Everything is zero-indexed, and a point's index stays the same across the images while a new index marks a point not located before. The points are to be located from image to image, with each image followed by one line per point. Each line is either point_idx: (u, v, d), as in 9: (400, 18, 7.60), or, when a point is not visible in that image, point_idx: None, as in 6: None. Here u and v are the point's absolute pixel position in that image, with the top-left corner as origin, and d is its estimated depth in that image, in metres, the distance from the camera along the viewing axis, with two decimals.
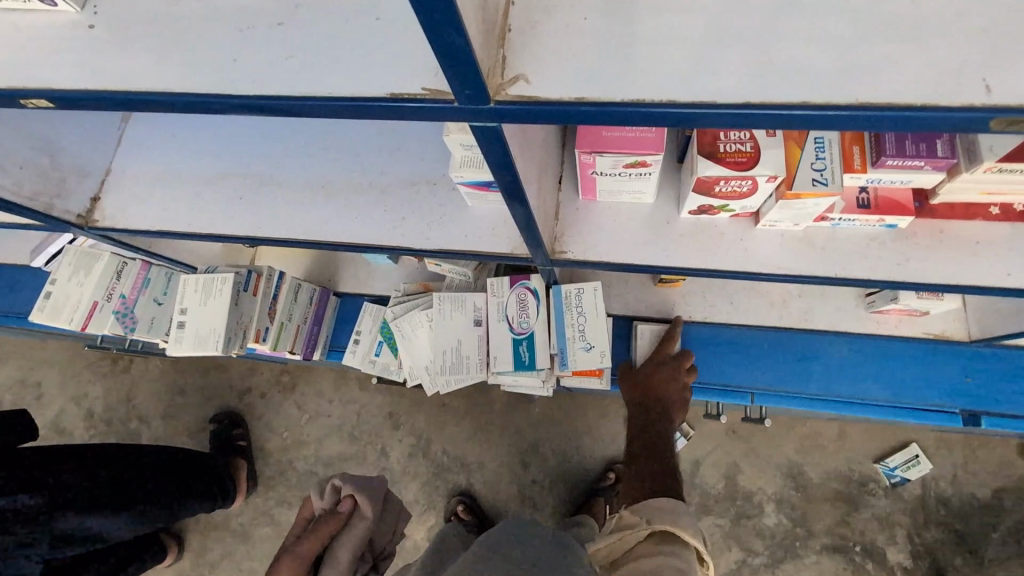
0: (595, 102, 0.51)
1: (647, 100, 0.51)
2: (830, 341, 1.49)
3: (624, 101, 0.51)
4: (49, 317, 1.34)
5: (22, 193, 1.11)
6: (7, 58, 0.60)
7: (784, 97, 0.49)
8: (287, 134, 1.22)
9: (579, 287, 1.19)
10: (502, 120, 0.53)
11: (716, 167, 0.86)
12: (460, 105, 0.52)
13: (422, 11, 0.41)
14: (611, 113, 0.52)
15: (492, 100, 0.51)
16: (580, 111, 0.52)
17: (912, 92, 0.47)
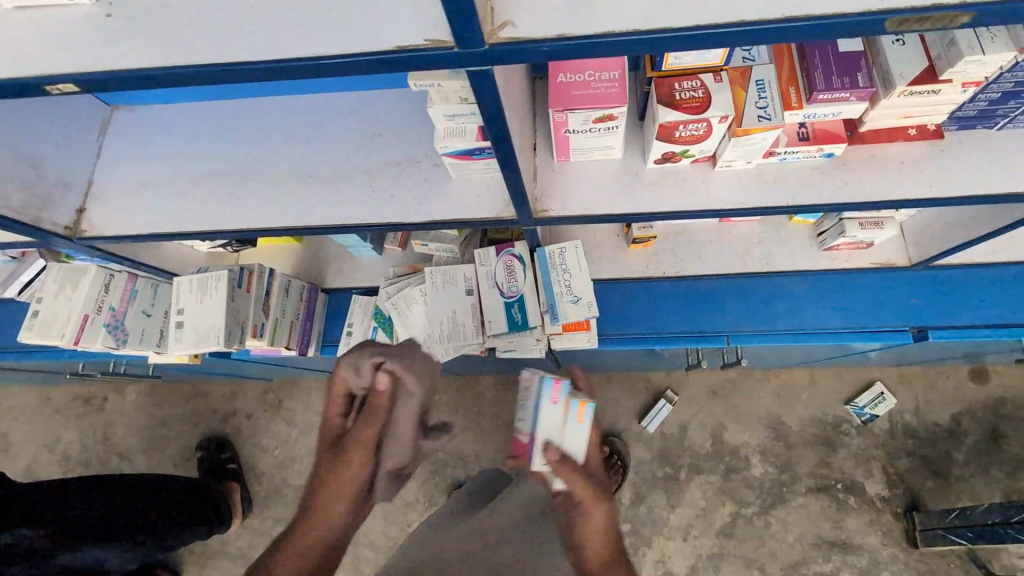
0: (573, 37, 0.60)
1: (615, 31, 0.60)
2: (791, 280, 1.63)
3: (597, 34, 0.60)
4: (40, 335, 1.34)
5: (11, 206, 1.10)
6: (29, 50, 0.65)
7: (728, 18, 0.59)
8: (270, 131, 1.27)
9: (561, 247, 1.28)
10: (495, 61, 0.61)
11: (674, 113, 0.97)
12: (459, 50, 0.59)
13: None
14: (587, 46, 0.61)
15: (486, 42, 0.59)
16: (561, 46, 0.60)
17: (829, 4, 0.58)
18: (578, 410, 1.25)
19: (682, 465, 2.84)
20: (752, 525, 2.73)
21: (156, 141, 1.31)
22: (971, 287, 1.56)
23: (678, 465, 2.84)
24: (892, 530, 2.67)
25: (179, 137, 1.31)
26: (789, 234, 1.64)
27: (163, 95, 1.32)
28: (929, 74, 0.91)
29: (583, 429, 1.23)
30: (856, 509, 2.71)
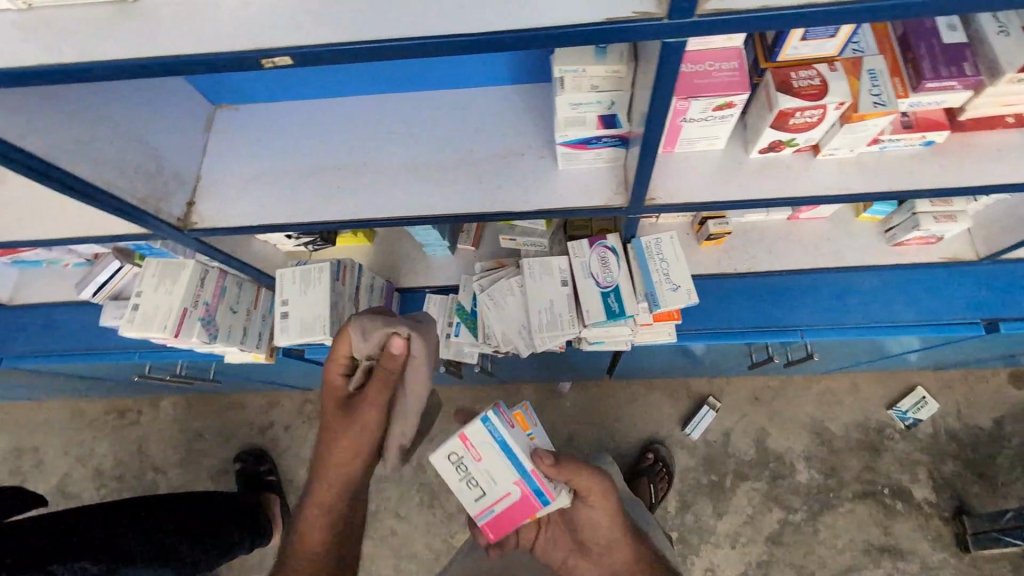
0: (776, 8, 0.65)
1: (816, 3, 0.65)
2: (861, 277, 1.68)
3: (799, 4, 0.65)
4: (140, 327, 1.35)
5: (137, 196, 1.14)
6: (253, 26, 0.71)
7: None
8: (374, 127, 1.32)
9: (657, 238, 1.33)
10: (698, 30, 0.67)
11: (794, 99, 1.02)
12: (670, 20, 0.64)
13: None
14: (788, 15, 0.66)
15: (697, 13, 0.64)
16: (764, 16, 0.66)
17: None
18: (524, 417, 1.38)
19: (727, 472, 2.83)
20: (801, 532, 2.71)
21: (261, 138, 1.35)
22: None
23: (723, 472, 2.83)
24: (941, 535, 2.65)
25: (282, 134, 1.36)
26: (855, 231, 1.69)
27: (267, 93, 1.37)
28: None
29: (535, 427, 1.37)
30: (904, 514, 2.70)
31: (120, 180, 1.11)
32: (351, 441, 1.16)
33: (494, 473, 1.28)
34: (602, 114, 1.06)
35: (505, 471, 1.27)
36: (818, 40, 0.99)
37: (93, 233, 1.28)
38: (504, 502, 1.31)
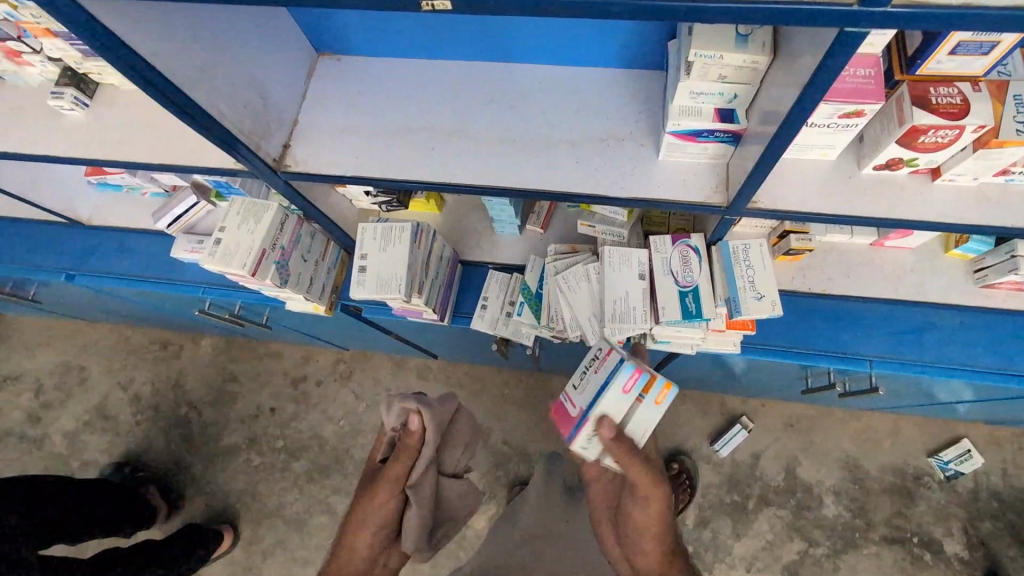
0: (980, 7, 0.60)
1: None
2: (942, 314, 1.60)
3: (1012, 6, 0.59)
4: (221, 261, 1.38)
5: (242, 130, 1.16)
6: None
7: None
8: (472, 93, 1.32)
9: (745, 243, 1.29)
10: (885, 23, 0.62)
11: (931, 116, 0.97)
12: (860, 7, 0.60)
13: None
14: (995, 18, 0.60)
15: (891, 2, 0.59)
16: (966, 14, 0.60)
17: None
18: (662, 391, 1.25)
19: (751, 494, 2.78)
20: (821, 567, 2.65)
21: (360, 90, 1.36)
22: None
23: (747, 493, 2.78)
24: None
25: (380, 89, 1.36)
26: (942, 266, 1.62)
27: (371, 47, 1.37)
28: None
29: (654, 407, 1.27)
30: (931, 566, 2.61)
31: (230, 112, 1.13)
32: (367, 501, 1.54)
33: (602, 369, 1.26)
34: (720, 107, 1.04)
35: (588, 395, 1.26)
36: (966, 57, 0.92)
37: (191, 162, 1.31)
38: (569, 411, 1.33)
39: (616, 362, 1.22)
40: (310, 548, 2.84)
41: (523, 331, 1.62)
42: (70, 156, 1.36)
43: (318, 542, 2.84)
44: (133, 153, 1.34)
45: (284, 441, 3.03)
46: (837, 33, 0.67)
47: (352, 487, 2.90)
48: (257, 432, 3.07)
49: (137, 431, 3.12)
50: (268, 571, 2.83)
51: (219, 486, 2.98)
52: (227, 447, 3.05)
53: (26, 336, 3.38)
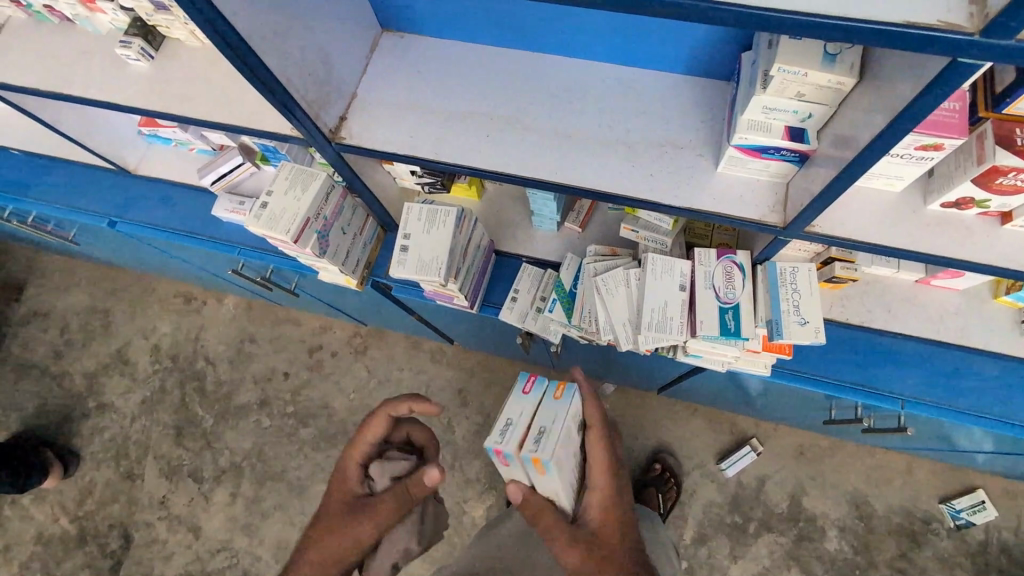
0: None
1: None
2: (982, 362, 1.55)
3: None
4: (265, 225, 1.39)
5: (304, 98, 1.16)
6: None
7: None
8: (533, 84, 1.30)
9: (794, 266, 1.26)
10: (1008, 57, 0.57)
11: (1013, 157, 0.93)
12: (981, 38, 0.56)
13: None
14: None
15: (1019, 36, 0.55)
16: None
17: None
18: (557, 390, 1.33)
19: (753, 518, 2.75)
20: None
21: (421, 68, 1.35)
22: None
23: (749, 516, 2.75)
24: None
25: (441, 69, 1.35)
26: (988, 312, 1.57)
27: (436, 29, 1.36)
28: None
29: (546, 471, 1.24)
30: None
31: (294, 78, 1.12)
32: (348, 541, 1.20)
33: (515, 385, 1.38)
34: (791, 126, 1.01)
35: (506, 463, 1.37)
36: None
37: (246, 125, 1.32)
38: None
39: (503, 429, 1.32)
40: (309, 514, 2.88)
41: (551, 328, 1.61)
42: (131, 107, 1.38)
43: None
44: (193, 110, 1.35)
45: (295, 408, 3.07)
46: (954, 61, 0.63)
47: None
48: (269, 394, 3.11)
49: (155, 380, 3.19)
50: (265, 532, 2.88)
51: (227, 443, 3.04)
52: (239, 406, 3.10)
53: (57, 274, 3.45)
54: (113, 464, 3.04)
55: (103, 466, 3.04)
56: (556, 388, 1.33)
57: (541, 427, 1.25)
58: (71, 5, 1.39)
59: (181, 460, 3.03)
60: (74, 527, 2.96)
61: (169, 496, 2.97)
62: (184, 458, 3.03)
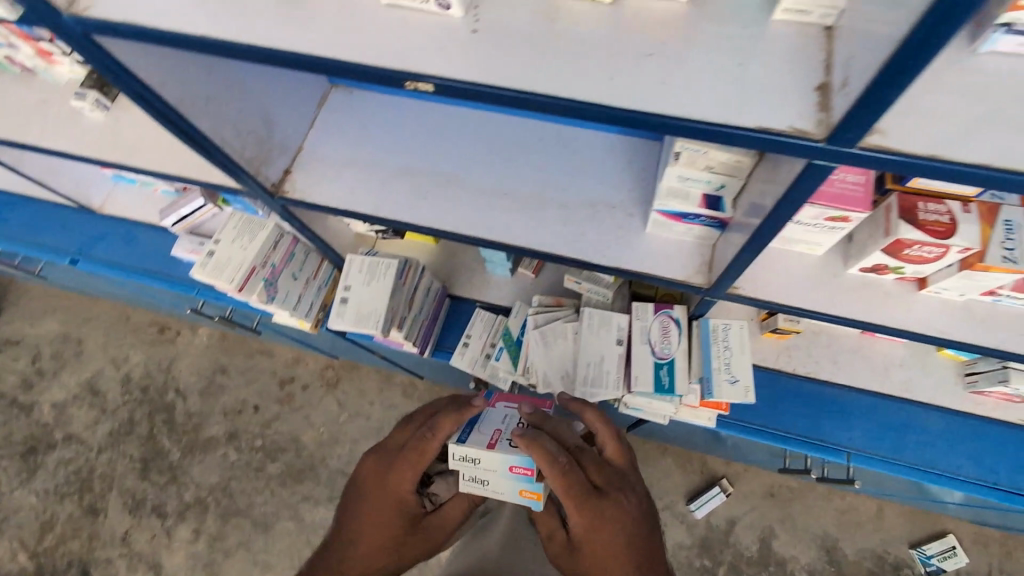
0: (949, 159, 0.58)
1: (993, 164, 0.57)
2: (929, 416, 1.55)
3: (972, 163, 0.58)
4: (210, 274, 1.41)
5: (243, 157, 1.18)
6: (402, 49, 0.71)
7: None
8: (474, 141, 1.33)
9: (726, 322, 1.28)
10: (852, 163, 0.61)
11: (916, 232, 0.95)
12: (825, 144, 0.60)
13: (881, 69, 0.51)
14: (958, 173, 0.58)
15: (858, 145, 0.59)
16: (930, 166, 0.58)
17: None
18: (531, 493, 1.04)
19: (723, 561, 2.71)
20: None
21: (367, 123, 1.37)
22: None
23: (719, 559, 2.72)
24: None
25: (386, 123, 1.37)
26: (931, 364, 1.58)
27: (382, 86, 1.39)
28: None
29: (513, 495, 1.05)
30: None
31: (231, 138, 1.15)
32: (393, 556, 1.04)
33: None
34: (707, 193, 1.02)
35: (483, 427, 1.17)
36: None
37: (194, 177, 1.34)
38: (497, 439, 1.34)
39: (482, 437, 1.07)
40: (273, 553, 2.83)
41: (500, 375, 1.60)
42: (83, 156, 1.41)
43: (282, 548, 2.83)
44: (143, 161, 1.38)
45: (263, 441, 3.03)
46: (811, 162, 0.67)
47: (322, 496, 2.89)
48: (238, 427, 3.08)
49: (123, 412, 3.15)
50: (227, 571, 2.82)
51: (193, 478, 2.99)
52: (206, 439, 3.06)
53: (32, 303, 3.43)
54: (76, 497, 2.99)
55: (66, 499, 2.99)
56: (530, 492, 1.04)
57: (481, 481, 1.06)
58: (30, 57, 1.43)
59: (145, 494, 2.97)
60: (32, 563, 2.89)
61: (131, 532, 2.92)
62: (148, 492, 2.98)
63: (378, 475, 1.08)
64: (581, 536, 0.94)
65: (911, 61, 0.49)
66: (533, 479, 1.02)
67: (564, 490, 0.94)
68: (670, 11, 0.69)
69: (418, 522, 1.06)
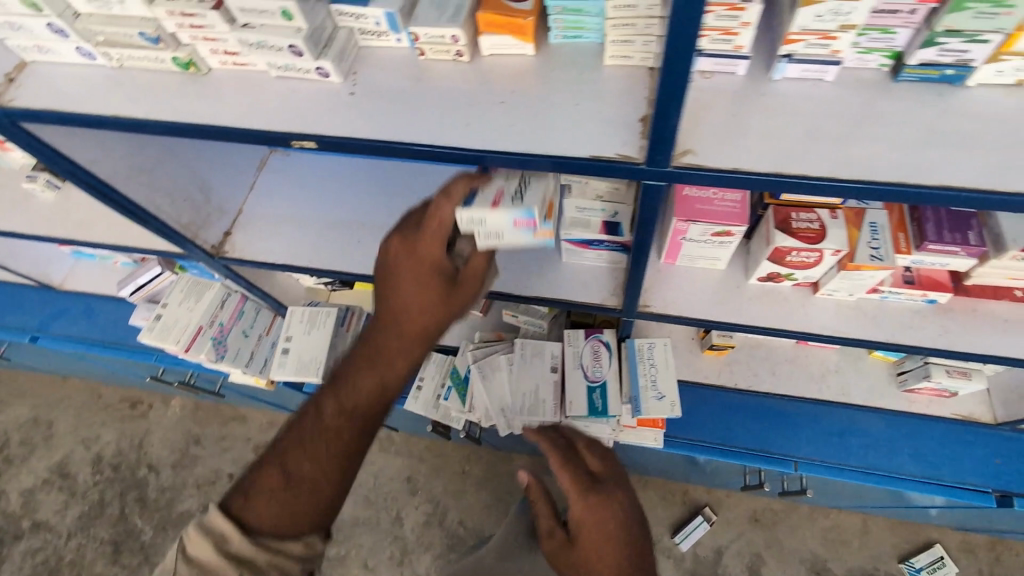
0: (746, 172, 0.70)
1: (778, 173, 0.69)
2: (869, 418, 1.60)
3: (763, 172, 0.69)
4: (158, 337, 1.48)
5: (180, 221, 1.27)
6: (291, 114, 0.82)
7: (870, 177, 0.68)
8: (402, 188, 1.41)
9: (650, 342, 1.35)
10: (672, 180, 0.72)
11: (790, 239, 1.05)
12: (644, 166, 0.70)
13: (661, 103, 0.62)
14: (753, 182, 0.70)
15: (670, 163, 0.70)
16: (731, 178, 0.70)
17: (966, 180, 0.67)
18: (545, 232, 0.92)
19: None
20: None
21: (300, 180, 1.44)
22: None
23: None
24: None
25: (319, 179, 1.45)
26: (865, 366, 1.61)
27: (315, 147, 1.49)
28: None
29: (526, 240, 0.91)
30: None
31: (167, 205, 1.25)
32: (432, 323, 0.96)
33: (532, 199, 0.87)
34: (605, 220, 1.11)
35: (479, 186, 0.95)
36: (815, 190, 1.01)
37: (142, 245, 1.43)
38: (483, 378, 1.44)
39: (479, 190, 0.88)
40: None
41: (452, 415, 1.61)
42: (35, 235, 1.48)
43: None
44: (94, 235, 1.46)
45: None
46: (642, 184, 0.78)
47: None
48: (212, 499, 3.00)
49: (94, 493, 3.07)
50: None
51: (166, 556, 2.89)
52: (179, 514, 2.98)
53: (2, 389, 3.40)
54: None
55: None
56: (544, 231, 0.90)
57: (497, 239, 0.92)
58: None
59: None
60: None
61: None
62: None
63: (401, 256, 0.93)
64: (581, 517, 1.08)
65: (679, 94, 0.60)
66: (541, 225, 0.88)
67: (562, 471, 1.13)
68: (519, 65, 0.80)
69: (454, 288, 0.95)
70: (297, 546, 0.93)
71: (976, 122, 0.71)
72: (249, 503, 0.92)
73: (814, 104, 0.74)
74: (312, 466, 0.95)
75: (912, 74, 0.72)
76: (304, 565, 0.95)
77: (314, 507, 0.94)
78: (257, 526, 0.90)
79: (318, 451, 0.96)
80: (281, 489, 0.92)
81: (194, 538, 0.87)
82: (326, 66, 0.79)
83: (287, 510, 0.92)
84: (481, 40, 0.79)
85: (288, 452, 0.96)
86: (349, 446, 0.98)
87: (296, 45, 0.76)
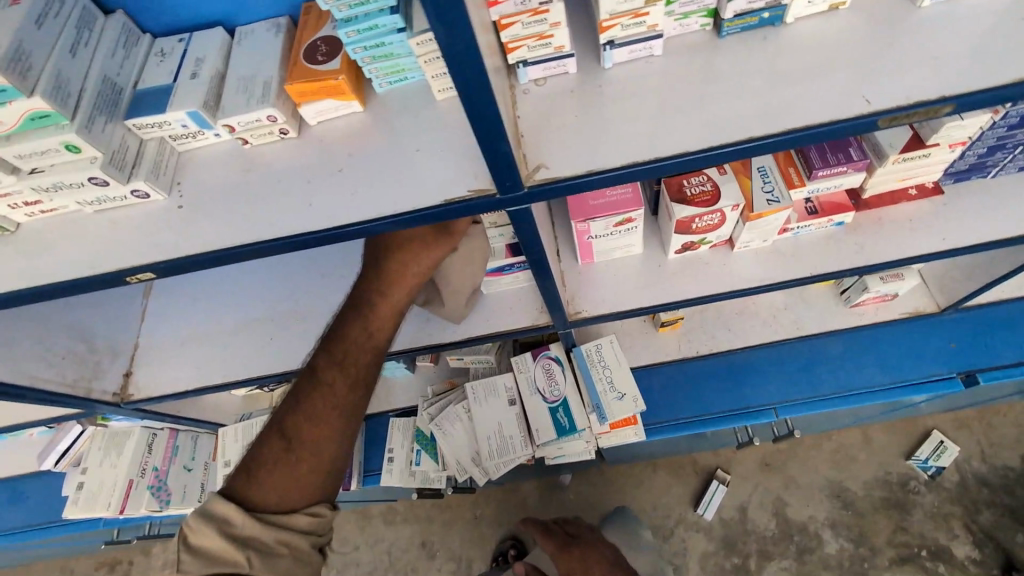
0: (601, 170, 0.67)
1: (635, 162, 0.67)
2: (828, 343, 1.62)
3: (615, 167, 0.67)
4: (87, 507, 1.38)
5: (65, 382, 1.14)
6: (120, 249, 0.74)
7: (723, 140, 0.66)
8: (299, 266, 1.30)
9: (597, 343, 1.29)
10: (535, 199, 0.69)
11: (688, 208, 1.03)
12: (500, 195, 0.66)
13: (483, 136, 0.58)
14: (609, 178, 0.67)
15: (523, 185, 0.66)
16: (586, 182, 0.67)
17: (813, 116, 0.65)
18: None
19: None
20: None
21: (192, 292, 1.32)
22: (1000, 326, 1.56)
23: (746, 552, 2.15)
24: None
25: (210, 285, 1.33)
26: (810, 296, 1.58)
27: None
28: (917, 141, 0.98)
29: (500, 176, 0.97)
30: None
31: (43, 369, 1.12)
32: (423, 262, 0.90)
33: None
34: (509, 243, 1.08)
35: None
36: None
37: (39, 416, 1.30)
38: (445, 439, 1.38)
39: None
40: None
41: (432, 477, 1.52)
42: None
43: None
44: None
45: None
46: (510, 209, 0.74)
47: None
48: None
49: None
50: None
51: None
52: None
53: None
54: None
55: None
56: None
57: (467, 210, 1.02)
58: None
59: None
60: None
61: None
62: None
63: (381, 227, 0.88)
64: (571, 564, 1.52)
65: (498, 124, 0.57)
66: None
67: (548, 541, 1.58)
68: (350, 124, 0.75)
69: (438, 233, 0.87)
70: (302, 518, 0.86)
71: (807, 54, 0.70)
72: (250, 479, 0.86)
73: (652, 80, 0.72)
74: (311, 430, 0.89)
75: (733, 26, 0.72)
76: (314, 539, 0.88)
77: (319, 474, 0.89)
78: (261, 502, 0.84)
79: (318, 414, 0.90)
80: (283, 455, 0.87)
81: (195, 526, 0.80)
82: (143, 186, 0.72)
83: (290, 478, 0.86)
84: (303, 111, 0.74)
85: (283, 419, 0.90)
86: (349, 405, 0.92)
87: (96, 175, 0.69)
